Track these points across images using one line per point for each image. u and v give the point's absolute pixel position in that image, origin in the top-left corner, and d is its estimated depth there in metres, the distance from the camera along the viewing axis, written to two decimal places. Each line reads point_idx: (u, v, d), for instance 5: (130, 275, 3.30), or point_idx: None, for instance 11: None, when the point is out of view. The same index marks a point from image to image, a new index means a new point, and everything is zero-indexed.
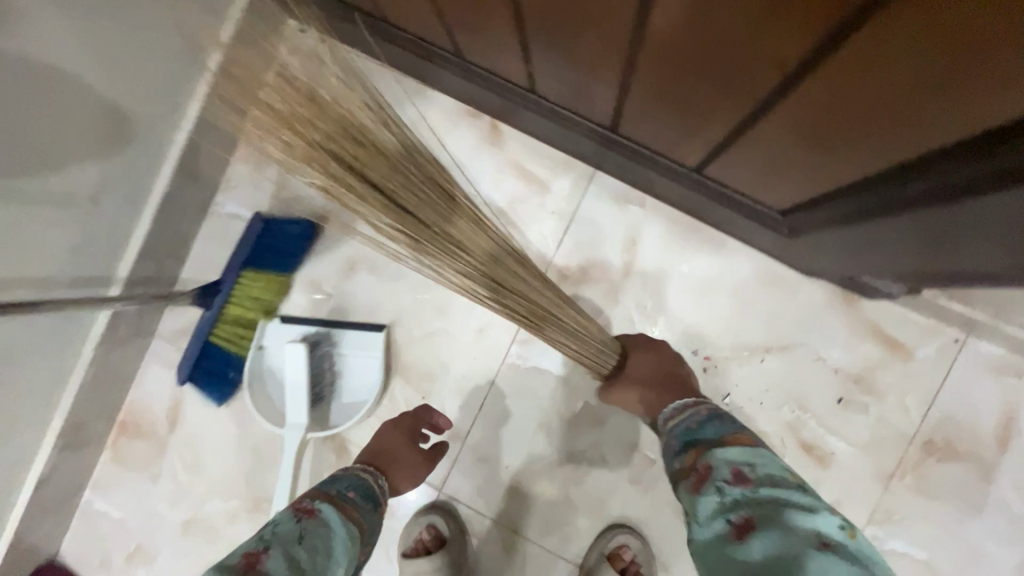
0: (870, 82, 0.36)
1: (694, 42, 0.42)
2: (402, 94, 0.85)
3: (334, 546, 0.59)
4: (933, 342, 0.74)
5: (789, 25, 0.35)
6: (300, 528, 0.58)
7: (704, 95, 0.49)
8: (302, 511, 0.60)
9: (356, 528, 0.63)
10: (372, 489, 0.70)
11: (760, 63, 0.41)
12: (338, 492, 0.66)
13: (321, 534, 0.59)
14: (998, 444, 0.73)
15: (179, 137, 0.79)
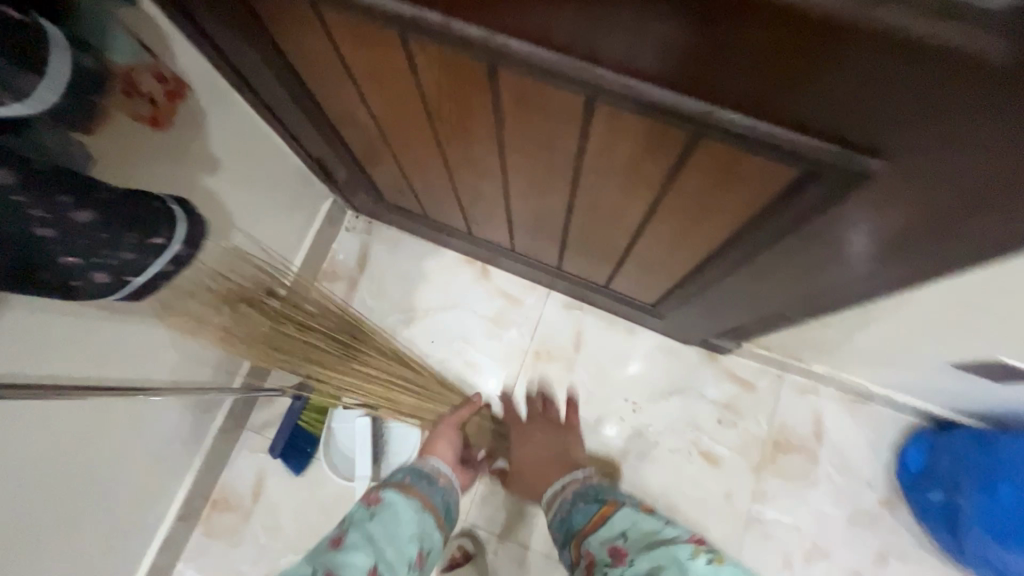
0: (659, 255, 0.85)
1: (589, 235, 0.91)
2: (424, 251, 1.33)
3: (399, 522, 0.71)
4: (765, 378, 1.21)
5: (624, 237, 0.84)
6: (350, 537, 0.66)
7: (599, 255, 0.98)
8: (370, 498, 0.73)
9: (416, 502, 0.75)
10: (427, 470, 0.82)
11: (616, 246, 0.90)
12: (401, 482, 0.77)
13: (385, 519, 0.70)
14: (816, 438, 1.18)
15: None
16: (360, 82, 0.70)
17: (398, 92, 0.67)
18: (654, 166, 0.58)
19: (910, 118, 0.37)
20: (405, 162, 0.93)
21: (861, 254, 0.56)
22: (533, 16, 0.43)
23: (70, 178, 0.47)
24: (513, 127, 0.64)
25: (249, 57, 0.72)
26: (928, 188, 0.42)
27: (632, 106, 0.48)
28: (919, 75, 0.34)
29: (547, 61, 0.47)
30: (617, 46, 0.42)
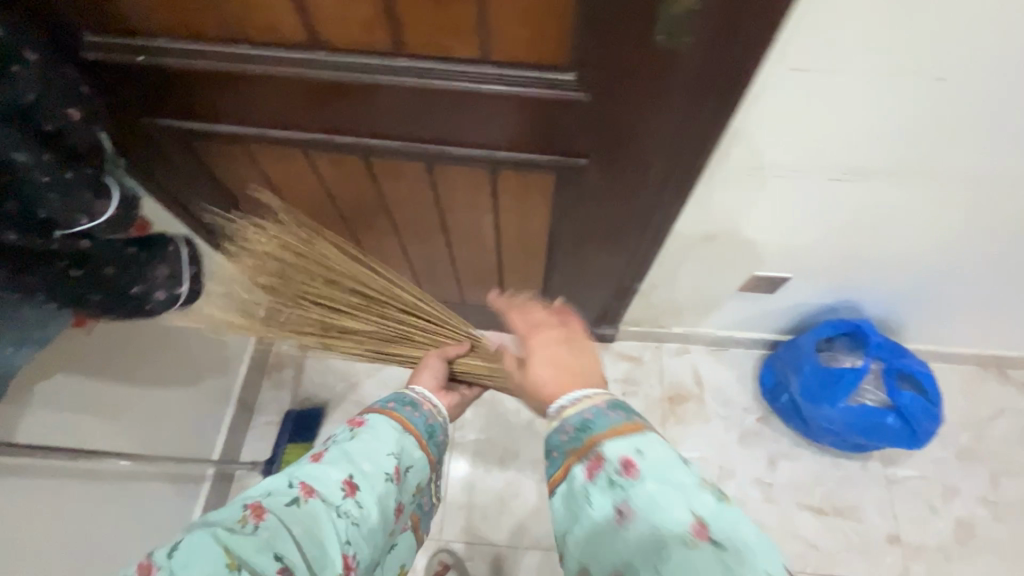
0: (523, 268, 1.16)
1: (472, 272, 1.21)
2: None
3: (377, 439, 0.74)
4: (648, 350, 1.52)
5: (494, 261, 1.14)
6: (331, 451, 0.72)
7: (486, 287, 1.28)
8: (353, 422, 0.77)
9: (395, 422, 0.76)
10: (410, 398, 0.81)
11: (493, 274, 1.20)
12: (381, 408, 0.78)
13: (360, 437, 0.73)
14: (698, 385, 1.49)
15: (239, 380, 1.39)
16: (281, 189, 0.99)
17: (309, 190, 0.97)
18: (482, 195, 0.90)
19: (581, 132, 0.72)
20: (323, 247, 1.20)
21: (619, 219, 0.92)
22: (380, 125, 0.75)
23: (111, 246, 0.69)
24: (389, 196, 0.95)
25: (196, 194, 1.01)
26: (613, 163, 0.78)
27: (452, 162, 0.81)
28: (569, 113, 0.69)
29: (396, 147, 0.79)
30: (431, 131, 0.76)
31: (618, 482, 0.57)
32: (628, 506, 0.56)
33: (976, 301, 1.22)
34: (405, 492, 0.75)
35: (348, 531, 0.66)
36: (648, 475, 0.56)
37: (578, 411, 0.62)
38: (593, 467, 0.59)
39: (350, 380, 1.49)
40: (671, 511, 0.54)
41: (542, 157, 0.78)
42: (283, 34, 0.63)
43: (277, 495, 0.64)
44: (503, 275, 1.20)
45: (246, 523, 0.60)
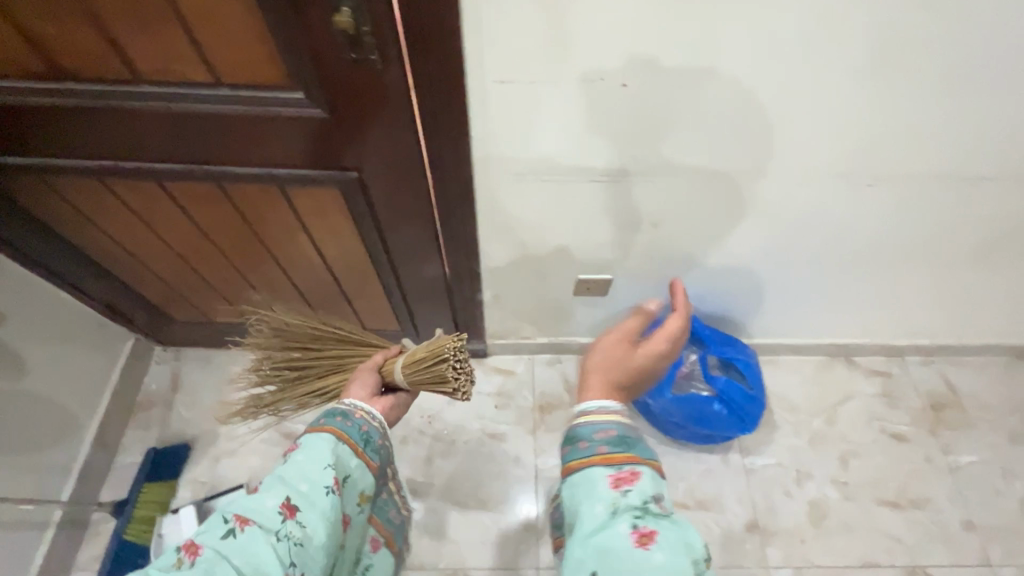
0: (363, 286, 1.20)
1: (317, 293, 1.24)
2: (230, 358, 1.56)
3: (311, 456, 0.74)
4: (521, 363, 1.57)
5: (332, 280, 1.18)
6: (267, 478, 0.72)
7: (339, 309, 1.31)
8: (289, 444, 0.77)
9: (328, 434, 0.77)
10: (341, 410, 0.82)
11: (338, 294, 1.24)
12: (312, 424, 0.79)
13: (292, 459, 0.74)
14: (569, 393, 1.53)
15: (95, 421, 1.36)
16: (95, 220, 1.02)
17: (121, 218, 1.00)
18: (282, 212, 0.95)
19: (334, 147, 0.78)
20: (165, 278, 1.22)
21: (418, 228, 0.98)
22: (150, 149, 0.80)
23: None
24: (203, 220, 0.99)
25: (15, 231, 1.02)
26: (379, 174, 0.84)
27: (234, 182, 0.86)
28: (312, 131, 0.75)
29: (174, 170, 0.83)
30: (199, 154, 0.81)
31: (642, 516, 0.61)
32: (645, 533, 0.60)
33: (796, 295, 1.32)
34: (350, 497, 0.77)
35: (291, 556, 0.67)
36: (660, 542, 0.59)
37: (597, 422, 0.71)
38: (621, 479, 0.64)
39: (222, 414, 1.47)
40: (682, 551, 0.59)
41: (313, 173, 0.84)
42: (22, 66, 0.68)
43: (211, 530, 0.66)
44: (348, 293, 1.23)
45: (183, 563, 0.64)
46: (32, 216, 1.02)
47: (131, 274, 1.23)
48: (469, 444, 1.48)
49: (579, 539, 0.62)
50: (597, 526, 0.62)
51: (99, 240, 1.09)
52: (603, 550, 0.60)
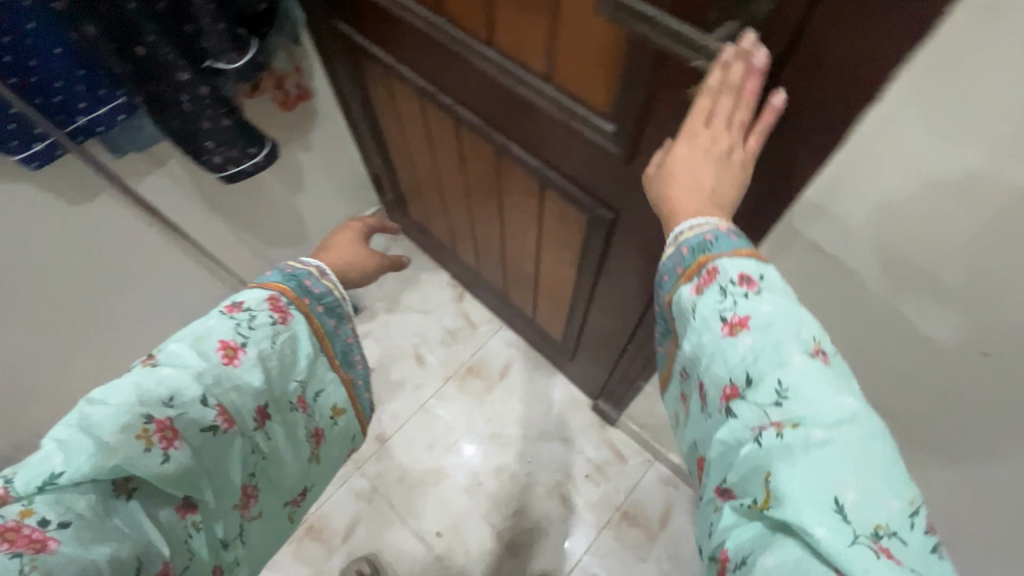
0: (550, 291, 1.21)
1: (517, 280, 1.32)
2: (426, 267, 1.75)
3: (294, 355, 0.70)
4: (638, 457, 1.45)
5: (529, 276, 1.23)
6: (252, 353, 0.65)
7: (523, 296, 1.37)
8: (275, 314, 0.68)
9: (314, 337, 0.72)
10: (299, 272, 0.74)
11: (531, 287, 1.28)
12: (313, 309, 0.73)
13: (280, 341, 0.68)
14: (661, 524, 1.38)
15: (317, 250, 1.66)
16: (406, 127, 1.17)
17: (419, 139, 1.14)
18: (531, 203, 0.97)
19: (613, 183, 0.75)
20: (427, 198, 1.39)
21: (628, 286, 0.92)
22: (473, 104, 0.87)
23: (223, 108, 0.90)
24: (478, 172, 1.05)
25: (341, 85, 1.21)
26: (635, 220, 0.77)
27: (513, 162, 0.90)
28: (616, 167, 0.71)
29: (474, 122, 0.90)
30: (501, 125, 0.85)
31: (732, 308, 0.50)
32: (740, 321, 0.49)
33: None
34: (329, 418, 0.76)
35: (253, 466, 0.68)
36: (757, 325, 0.48)
37: (691, 234, 0.55)
38: (732, 327, 0.49)
39: (391, 305, 1.69)
40: (785, 338, 0.47)
41: (574, 190, 0.82)
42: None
43: (194, 415, 0.60)
44: (536, 292, 1.26)
45: (148, 446, 0.57)
46: (360, 85, 1.16)
47: (412, 181, 1.41)
48: (540, 482, 1.44)
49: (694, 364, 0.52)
50: (692, 336, 0.53)
51: (387, 127, 1.25)
52: (702, 356, 0.51)
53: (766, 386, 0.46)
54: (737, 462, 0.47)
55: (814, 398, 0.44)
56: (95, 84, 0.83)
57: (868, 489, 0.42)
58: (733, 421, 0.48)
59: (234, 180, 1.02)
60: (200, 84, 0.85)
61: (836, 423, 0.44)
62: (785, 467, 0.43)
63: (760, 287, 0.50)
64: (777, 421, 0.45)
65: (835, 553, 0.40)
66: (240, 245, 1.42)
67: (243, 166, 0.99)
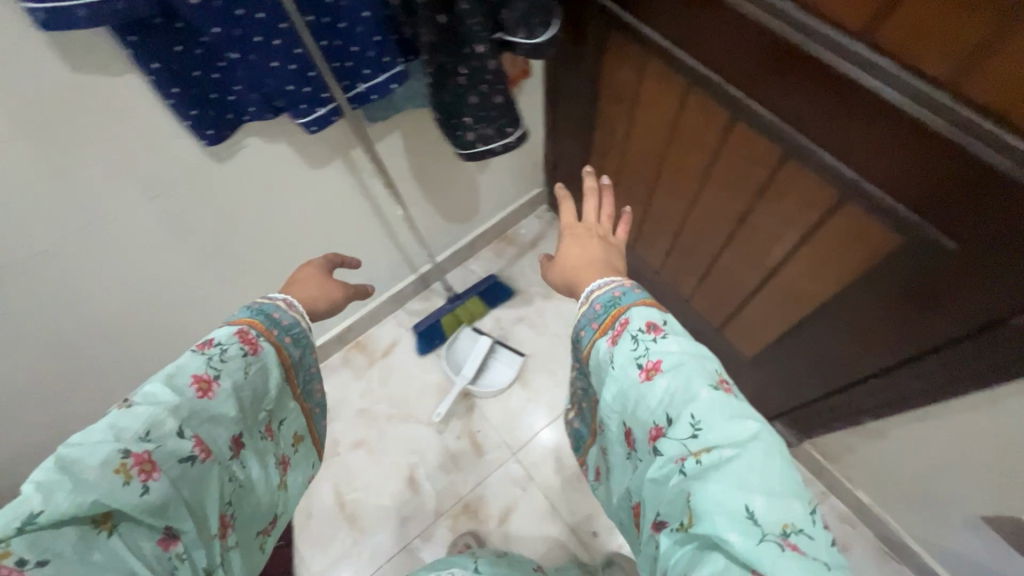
0: (767, 306, 1.11)
1: (719, 289, 1.22)
2: None
3: (263, 384, 0.71)
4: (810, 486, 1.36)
5: (745, 287, 1.14)
6: (226, 386, 0.66)
7: (717, 306, 1.28)
8: (245, 345, 0.69)
9: (280, 361, 0.74)
10: (262, 307, 0.77)
11: (739, 298, 1.18)
12: (275, 337, 0.74)
13: (252, 372, 0.69)
14: None
15: (480, 227, 1.63)
16: (637, 114, 1.09)
17: (654, 128, 1.07)
18: (807, 215, 0.87)
19: (976, 214, 0.64)
20: (622, 189, 1.32)
21: (916, 323, 0.81)
22: (781, 100, 0.78)
23: (501, 84, 0.84)
24: (733, 174, 0.96)
25: (571, 62, 1.14)
26: (985, 259, 0.66)
27: (809, 166, 0.81)
28: (1001, 199, 0.60)
29: (771, 121, 0.81)
30: (815, 128, 0.76)
31: (645, 356, 0.66)
32: (654, 365, 0.65)
33: None
34: (291, 442, 0.80)
35: (229, 495, 0.68)
36: (666, 368, 0.64)
37: (602, 292, 0.77)
38: (647, 372, 0.65)
39: (546, 291, 1.65)
40: (694, 377, 0.63)
41: (901, 210, 0.72)
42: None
43: (168, 447, 0.61)
44: (745, 304, 1.17)
45: (127, 479, 0.58)
46: (597, 65, 1.08)
47: (605, 169, 1.33)
48: None
49: (603, 400, 0.69)
50: (617, 386, 0.67)
51: (609, 112, 1.17)
52: (626, 401, 0.66)
53: (682, 424, 0.61)
54: (668, 494, 0.60)
55: (720, 430, 0.59)
56: (386, 51, 0.80)
57: (774, 499, 0.55)
58: (659, 459, 0.61)
59: (476, 160, 0.96)
60: (491, 57, 0.80)
61: (737, 438, 0.59)
62: (703, 487, 0.57)
63: (664, 333, 0.68)
64: (693, 450, 0.59)
65: (749, 554, 0.52)
66: (423, 218, 1.40)
67: (493, 146, 0.94)
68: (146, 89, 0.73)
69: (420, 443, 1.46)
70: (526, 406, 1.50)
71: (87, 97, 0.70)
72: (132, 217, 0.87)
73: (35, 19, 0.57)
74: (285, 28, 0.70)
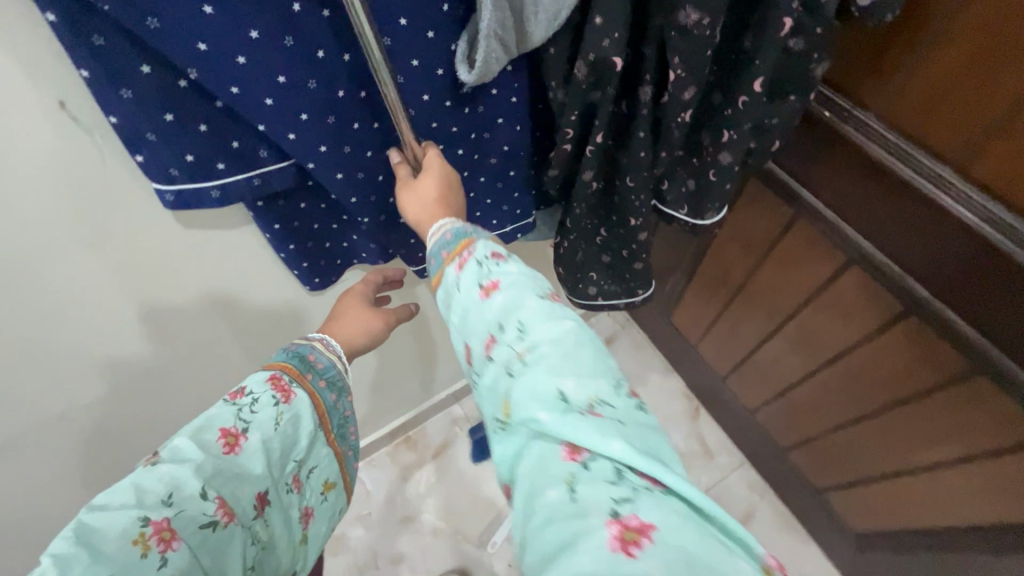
0: (900, 495, 0.96)
1: (832, 456, 1.08)
2: (657, 366, 1.52)
3: (297, 431, 0.51)
4: None
5: (871, 468, 0.99)
6: (256, 439, 0.48)
7: (824, 471, 1.12)
8: (278, 393, 0.50)
9: (316, 410, 0.52)
10: (298, 350, 0.56)
11: (858, 474, 1.03)
12: (311, 377, 0.54)
13: (286, 424, 0.50)
14: None
15: None
16: (765, 262, 0.97)
17: (789, 283, 0.94)
18: (998, 433, 0.73)
19: None
20: (724, 323, 1.18)
21: None
22: (989, 317, 0.64)
23: (645, 253, 0.73)
24: (894, 362, 0.83)
25: None
26: None
27: (1012, 393, 0.66)
28: None
29: (967, 333, 0.67)
30: None
31: (485, 267, 0.46)
32: (493, 283, 0.45)
33: None
34: (321, 494, 0.53)
35: (253, 565, 0.45)
36: (505, 285, 0.45)
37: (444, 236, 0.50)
38: (487, 287, 0.45)
39: None
40: (528, 288, 0.45)
41: None
42: (1012, 196, 0.57)
43: (190, 511, 0.43)
44: (867, 482, 1.02)
45: (143, 555, 0.40)
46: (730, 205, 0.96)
47: (705, 296, 1.19)
48: None
49: (445, 326, 0.48)
50: (455, 312, 0.47)
51: (729, 252, 1.04)
52: (464, 321, 0.46)
53: (510, 327, 0.43)
54: (492, 399, 0.43)
55: (548, 328, 0.42)
56: (520, 204, 0.71)
57: (584, 375, 0.40)
58: (488, 368, 0.43)
59: (591, 309, 0.87)
60: (642, 229, 0.69)
61: (519, 310, 0.43)
62: (521, 384, 0.40)
63: (510, 255, 0.48)
64: (518, 349, 0.42)
65: (559, 431, 0.37)
66: None
67: (615, 301, 0.83)
68: (258, 240, 0.65)
69: (467, 568, 1.33)
70: None
71: (197, 253, 0.62)
72: (215, 353, 0.78)
73: (162, 199, 0.47)
74: None
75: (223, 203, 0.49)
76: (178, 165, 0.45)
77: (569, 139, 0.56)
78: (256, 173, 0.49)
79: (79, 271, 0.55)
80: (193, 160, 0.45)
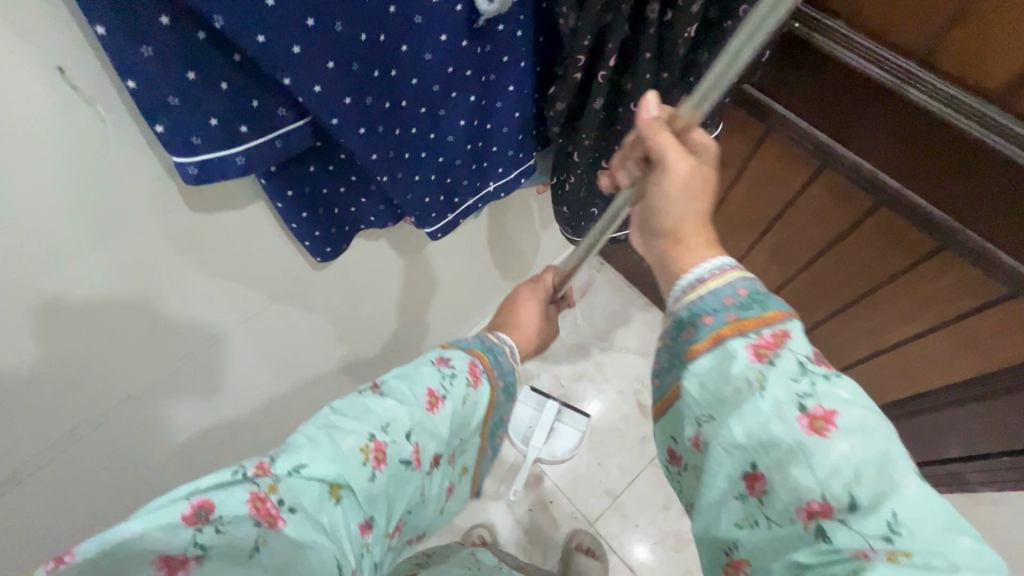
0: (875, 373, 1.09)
1: None
2: (637, 303, 1.61)
3: (472, 411, 0.63)
4: None
5: (848, 354, 1.11)
6: (449, 408, 0.59)
7: None
8: (471, 377, 0.63)
9: (490, 388, 0.66)
10: (489, 343, 0.71)
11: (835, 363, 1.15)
12: (496, 376, 0.68)
13: (467, 404, 0.62)
14: None
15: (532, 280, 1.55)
16: (738, 183, 1.03)
17: (763, 199, 1.01)
18: (959, 301, 0.83)
19: None
20: None
21: None
22: (954, 198, 0.72)
23: None
24: (866, 254, 0.91)
25: None
26: None
27: (972, 263, 0.76)
28: None
29: (935, 216, 0.75)
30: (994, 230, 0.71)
31: (813, 397, 0.44)
32: (826, 418, 0.43)
33: None
34: (459, 475, 0.68)
35: (414, 507, 0.59)
36: (845, 424, 0.43)
37: (711, 285, 0.52)
38: (819, 423, 0.43)
39: (603, 343, 1.58)
40: (890, 448, 0.42)
41: None
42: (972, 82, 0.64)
43: (399, 443, 0.53)
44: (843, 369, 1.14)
45: (363, 462, 0.51)
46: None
47: None
48: None
49: (725, 429, 0.47)
50: (746, 415, 0.46)
51: None
52: (767, 440, 0.45)
53: (872, 505, 0.40)
54: (799, 543, 0.43)
55: (925, 520, 0.39)
56: (523, 147, 0.71)
57: (948, 564, 0.38)
58: (812, 522, 0.42)
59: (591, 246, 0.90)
60: None
61: (859, 463, 0.42)
62: (870, 556, 0.39)
63: (837, 373, 0.46)
64: (885, 535, 0.39)
65: None
66: (486, 282, 1.32)
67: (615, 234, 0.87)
68: (266, 215, 0.62)
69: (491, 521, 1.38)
70: (596, 470, 1.44)
71: (201, 235, 0.58)
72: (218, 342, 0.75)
73: (183, 174, 0.44)
74: (434, 140, 0.60)
75: (248, 172, 0.46)
76: (201, 131, 0.42)
77: (580, 67, 0.56)
78: (278, 134, 0.46)
79: (87, 266, 0.51)
80: (217, 124, 0.42)
